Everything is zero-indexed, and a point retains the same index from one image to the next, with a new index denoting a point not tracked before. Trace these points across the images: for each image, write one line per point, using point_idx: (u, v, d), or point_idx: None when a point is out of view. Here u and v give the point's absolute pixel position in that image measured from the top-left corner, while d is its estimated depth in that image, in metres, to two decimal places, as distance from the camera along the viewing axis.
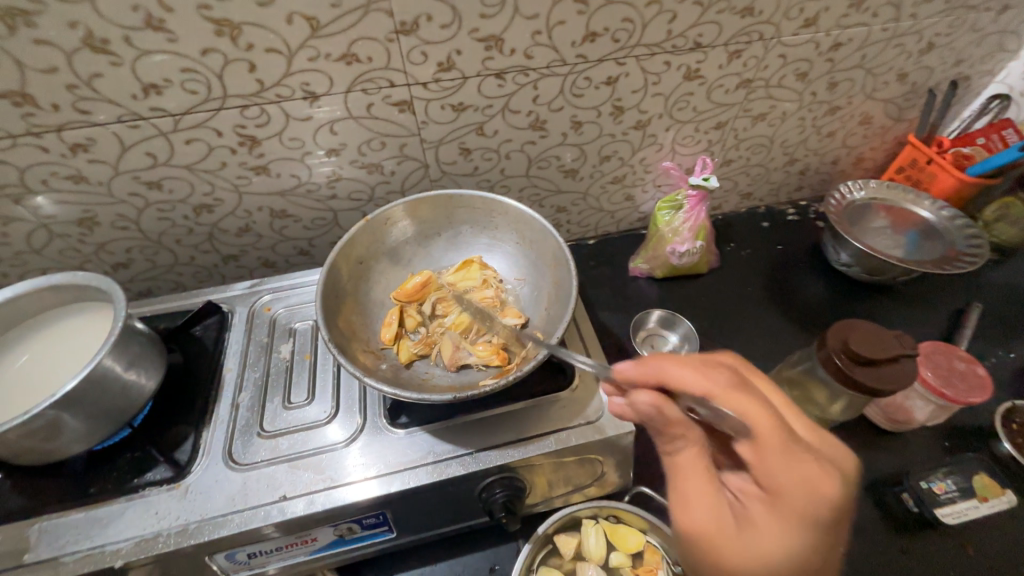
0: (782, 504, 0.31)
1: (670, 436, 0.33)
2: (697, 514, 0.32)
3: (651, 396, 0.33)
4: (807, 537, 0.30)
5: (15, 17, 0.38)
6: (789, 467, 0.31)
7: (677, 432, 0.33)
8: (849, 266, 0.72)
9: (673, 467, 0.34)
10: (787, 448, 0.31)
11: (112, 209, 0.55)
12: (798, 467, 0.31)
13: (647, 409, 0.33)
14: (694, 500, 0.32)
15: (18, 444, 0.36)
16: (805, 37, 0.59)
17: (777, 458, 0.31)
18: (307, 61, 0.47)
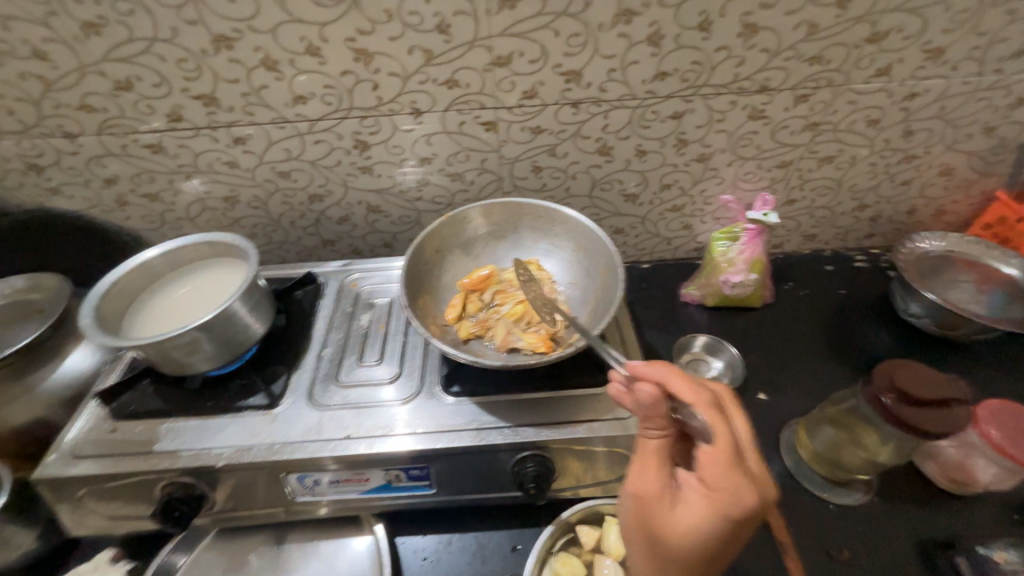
0: (712, 501, 0.33)
1: (645, 420, 0.37)
2: (643, 481, 0.36)
3: (645, 387, 0.37)
4: (721, 532, 0.33)
5: (222, 42, 0.52)
6: (729, 477, 0.33)
7: (651, 420, 0.37)
8: (918, 317, 0.69)
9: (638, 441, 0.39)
10: (733, 461, 0.33)
11: (250, 192, 0.68)
12: (736, 479, 0.33)
13: (637, 394, 0.37)
14: (643, 469, 0.37)
15: (168, 352, 0.46)
16: (877, 86, 0.61)
17: (721, 466, 0.33)
18: (417, 84, 0.57)
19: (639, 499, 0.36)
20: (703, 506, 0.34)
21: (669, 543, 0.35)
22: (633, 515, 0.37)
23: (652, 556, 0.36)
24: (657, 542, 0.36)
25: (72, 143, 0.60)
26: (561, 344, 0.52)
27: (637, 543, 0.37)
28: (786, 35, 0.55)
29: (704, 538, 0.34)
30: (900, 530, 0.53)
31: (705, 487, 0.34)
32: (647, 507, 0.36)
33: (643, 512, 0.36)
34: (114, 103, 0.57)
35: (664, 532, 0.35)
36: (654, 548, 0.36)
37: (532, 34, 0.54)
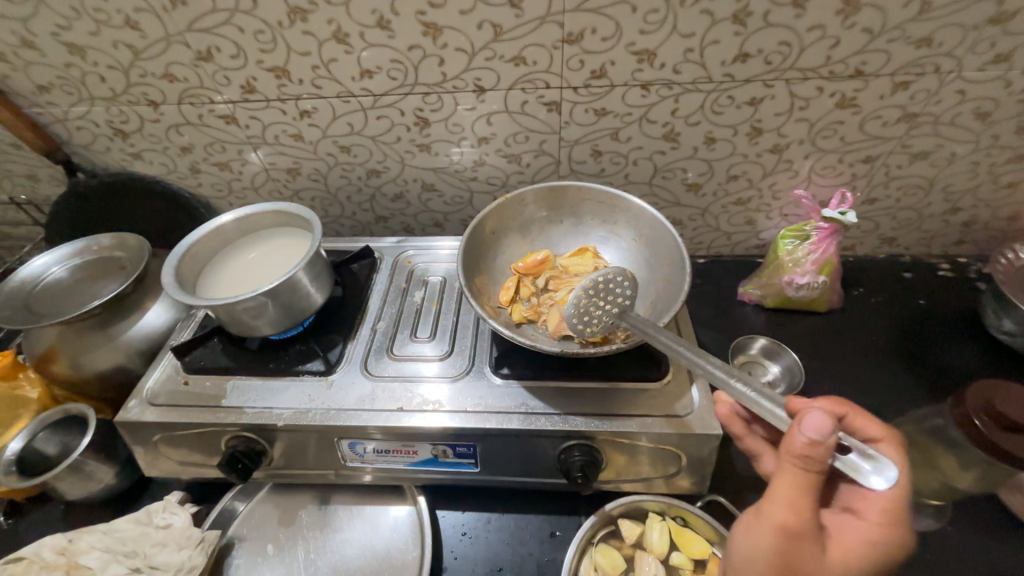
0: (872, 545, 0.35)
1: (818, 463, 0.34)
2: (800, 522, 0.34)
3: (833, 425, 0.33)
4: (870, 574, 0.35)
5: (297, 14, 0.53)
6: (892, 523, 0.35)
7: (825, 462, 0.33)
8: (1012, 335, 0.63)
9: (783, 475, 0.35)
10: (903, 512, 0.35)
11: (312, 164, 0.70)
12: (902, 529, 0.35)
13: (819, 434, 0.33)
14: (802, 510, 0.34)
15: (238, 314, 0.49)
16: (993, 74, 0.54)
17: (892, 515, 0.35)
18: (483, 60, 0.56)
19: (791, 538, 0.34)
20: (859, 549, 0.35)
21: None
22: (776, 556, 0.34)
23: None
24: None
25: (155, 111, 0.64)
26: (616, 335, 0.51)
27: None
28: (892, 13, 0.50)
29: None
30: (974, 564, 0.49)
31: (864, 532, 0.35)
32: (804, 548, 0.34)
33: (798, 553, 0.34)
34: (194, 72, 0.59)
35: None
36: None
37: (607, 9, 0.51)
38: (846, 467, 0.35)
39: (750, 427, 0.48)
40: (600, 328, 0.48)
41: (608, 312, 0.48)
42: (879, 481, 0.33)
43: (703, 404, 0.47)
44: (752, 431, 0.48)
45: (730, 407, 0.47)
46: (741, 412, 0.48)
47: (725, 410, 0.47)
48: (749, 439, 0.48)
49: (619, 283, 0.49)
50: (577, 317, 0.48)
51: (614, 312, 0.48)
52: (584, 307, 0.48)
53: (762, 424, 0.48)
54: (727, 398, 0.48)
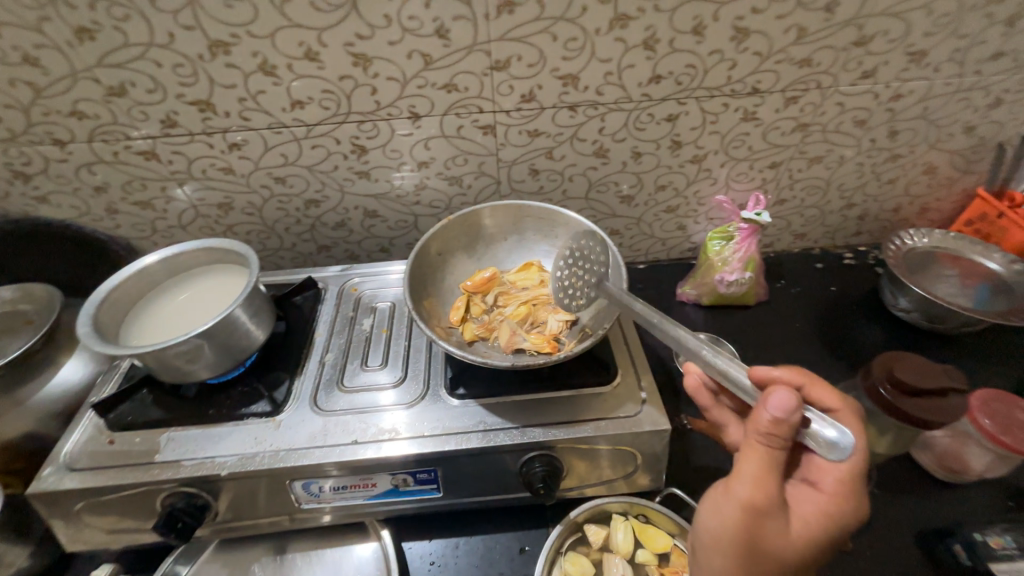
0: (826, 516, 0.37)
1: (781, 438, 0.37)
2: (764, 493, 0.37)
3: (796, 404, 0.36)
4: (827, 542, 0.38)
5: (218, 47, 0.52)
6: (847, 495, 0.37)
7: (786, 436, 0.36)
8: (908, 311, 0.72)
9: (751, 451, 0.39)
10: (856, 483, 0.38)
11: (246, 197, 0.67)
12: (856, 498, 0.37)
13: (782, 411, 0.36)
14: (766, 483, 0.37)
15: (169, 361, 0.46)
16: (863, 88, 0.63)
17: (845, 486, 0.37)
18: (416, 88, 0.57)
19: (755, 509, 0.37)
20: (816, 519, 0.38)
21: (782, 553, 0.37)
22: (741, 527, 0.37)
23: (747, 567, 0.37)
24: (766, 553, 0.37)
25: (61, 151, 0.59)
26: (565, 343, 0.53)
27: (732, 553, 0.38)
28: (777, 38, 0.57)
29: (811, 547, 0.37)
30: (899, 520, 0.55)
31: (820, 504, 0.38)
32: (767, 518, 0.37)
33: (759, 522, 0.37)
34: (106, 109, 0.56)
35: (778, 542, 0.37)
36: (759, 558, 0.37)
37: (530, 38, 0.54)
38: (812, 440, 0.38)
39: (716, 398, 0.52)
40: (585, 299, 0.54)
41: (590, 283, 0.54)
42: (841, 448, 0.36)
43: (652, 400, 0.50)
44: (719, 402, 0.53)
45: (698, 378, 0.52)
46: (708, 382, 0.52)
47: (693, 381, 0.52)
48: (717, 410, 0.52)
49: (590, 251, 0.55)
50: (563, 292, 0.56)
51: (593, 282, 0.53)
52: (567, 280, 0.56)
53: (727, 394, 0.52)
54: (695, 369, 0.53)
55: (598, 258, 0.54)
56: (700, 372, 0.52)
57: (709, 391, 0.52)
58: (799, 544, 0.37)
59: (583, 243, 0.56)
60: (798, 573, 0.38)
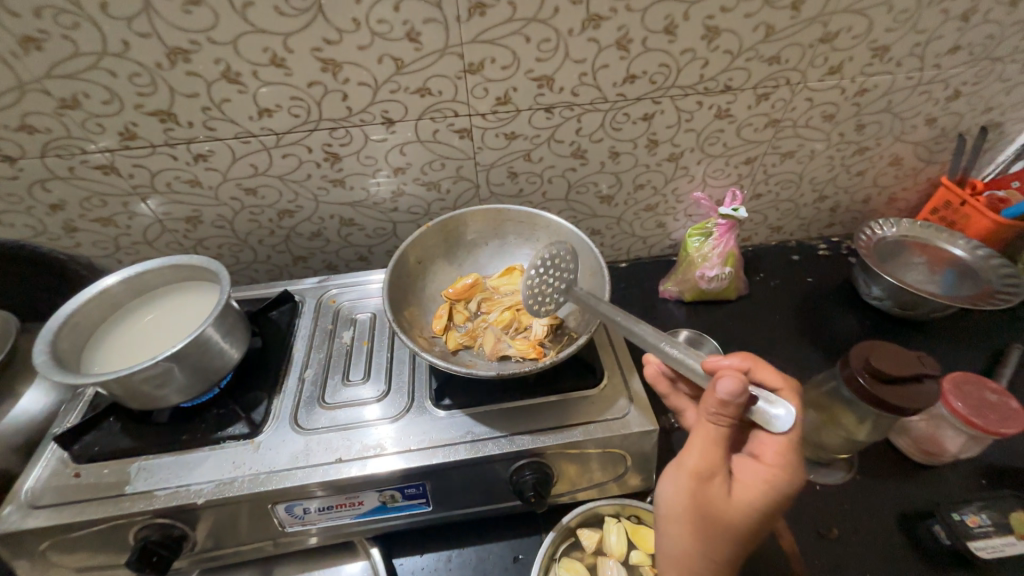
0: (768, 486, 0.36)
1: (728, 416, 0.36)
2: (709, 467, 0.37)
3: (742, 384, 0.35)
4: (772, 510, 0.37)
5: (177, 55, 0.50)
6: (787, 463, 0.37)
7: (732, 416, 0.36)
8: (881, 300, 0.74)
9: (700, 428, 0.38)
10: (795, 451, 0.37)
11: (215, 210, 0.65)
12: (797, 466, 0.36)
13: (727, 392, 0.35)
14: (712, 457, 0.37)
15: (136, 387, 0.43)
16: (831, 83, 0.64)
17: (784, 456, 0.36)
18: (388, 93, 0.56)
19: (701, 482, 0.37)
20: (758, 490, 0.37)
21: (729, 524, 0.37)
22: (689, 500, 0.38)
23: (699, 539, 0.38)
24: (715, 524, 0.37)
25: (11, 167, 0.56)
26: (550, 349, 0.52)
27: (685, 526, 0.38)
28: (747, 36, 0.57)
29: (757, 516, 0.37)
30: (881, 503, 0.56)
31: (761, 474, 0.37)
32: (715, 490, 0.37)
33: (709, 496, 0.37)
34: (58, 122, 0.53)
35: (726, 514, 0.37)
36: (710, 531, 0.37)
37: (503, 40, 0.53)
38: (756, 416, 0.38)
39: (674, 386, 0.53)
40: (554, 304, 0.54)
41: (559, 288, 0.54)
42: (784, 423, 0.36)
43: (639, 400, 0.50)
44: (677, 390, 0.53)
45: (657, 368, 0.53)
46: (668, 372, 0.53)
47: (652, 371, 0.53)
48: (675, 397, 0.53)
49: (563, 259, 0.54)
50: (532, 296, 0.54)
51: (562, 288, 0.53)
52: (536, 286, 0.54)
53: (685, 381, 0.52)
54: (654, 359, 0.54)
55: (569, 267, 0.54)
56: (659, 363, 0.53)
57: (668, 380, 0.53)
58: (743, 517, 0.37)
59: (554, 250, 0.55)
60: (743, 542, 0.38)
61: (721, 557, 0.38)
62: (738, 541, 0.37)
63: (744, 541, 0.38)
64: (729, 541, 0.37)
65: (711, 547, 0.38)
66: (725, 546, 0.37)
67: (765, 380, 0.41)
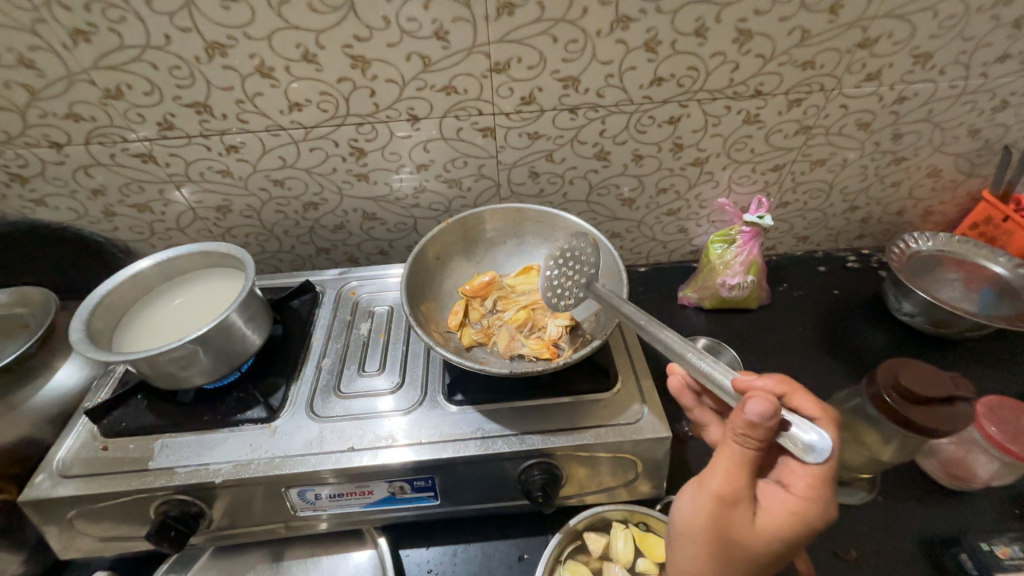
0: (794, 517, 0.35)
1: (756, 440, 0.35)
2: (734, 490, 0.36)
3: (771, 407, 0.33)
4: (796, 540, 0.36)
5: (215, 49, 0.51)
6: (816, 495, 0.35)
7: (761, 439, 0.34)
8: (912, 316, 0.71)
9: (725, 448, 0.37)
10: (828, 484, 0.35)
11: (243, 200, 0.67)
12: (826, 499, 0.35)
13: (756, 415, 0.33)
14: (737, 480, 0.36)
15: (163, 366, 0.45)
16: (867, 90, 0.62)
17: (816, 488, 0.35)
18: (415, 90, 0.57)
19: (723, 505, 0.36)
20: (783, 519, 0.35)
21: (747, 549, 0.36)
22: (711, 521, 0.37)
23: (716, 561, 0.37)
24: (735, 547, 0.36)
25: (58, 153, 0.59)
26: (564, 349, 0.52)
27: (702, 547, 0.37)
28: (780, 40, 0.56)
29: (779, 545, 0.36)
30: (904, 528, 0.54)
31: (788, 504, 0.36)
32: (736, 514, 0.36)
33: (729, 519, 0.36)
34: (102, 111, 0.55)
35: (745, 539, 0.36)
36: (728, 554, 0.36)
37: (529, 40, 0.54)
38: (788, 442, 0.35)
39: (699, 400, 0.52)
40: (574, 299, 0.53)
41: (580, 283, 0.53)
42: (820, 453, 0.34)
43: (652, 406, 0.50)
44: (701, 403, 0.52)
45: (681, 379, 0.52)
46: (692, 384, 0.52)
47: (676, 381, 0.52)
48: (700, 411, 0.52)
49: (584, 253, 0.54)
50: (551, 291, 0.54)
51: (583, 283, 0.53)
52: (556, 280, 0.54)
53: (709, 396, 0.52)
54: (679, 370, 0.52)
55: (589, 260, 0.53)
56: (685, 373, 0.52)
57: (692, 393, 0.52)
58: (765, 544, 0.36)
59: (573, 243, 0.55)
60: (763, 568, 0.37)
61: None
62: (756, 567, 0.36)
63: (762, 568, 0.37)
64: (747, 566, 0.36)
65: (727, 570, 0.37)
66: (741, 570, 0.37)
67: (801, 407, 0.39)
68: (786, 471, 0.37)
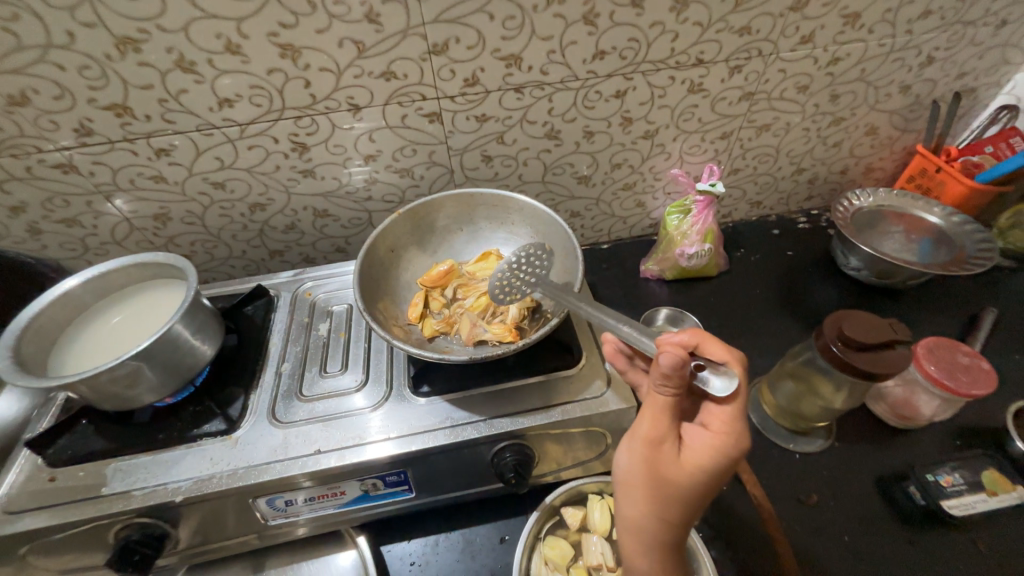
0: (716, 451, 0.36)
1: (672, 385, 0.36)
2: (659, 432, 0.37)
3: (680, 355, 0.34)
4: (721, 474, 0.37)
5: (126, 44, 0.48)
6: (734, 429, 0.36)
7: (677, 382, 0.35)
8: (858, 270, 0.74)
9: (650, 398, 0.38)
10: (741, 417, 0.37)
11: (183, 206, 0.63)
12: (742, 432, 0.37)
13: (670, 365, 0.34)
14: (662, 422, 0.37)
15: (105, 388, 0.43)
16: (803, 53, 0.63)
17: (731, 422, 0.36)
18: (353, 78, 0.55)
19: (651, 448, 0.37)
20: (707, 456, 0.36)
21: (679, 488, 0.37)
22: (642, 466, 0.37)
23: (653, 504, 0.37)
24: (667, 487, 0.37)
25: None
26: (527, 331, 0.52)
27: (640, 493, 0.38)
28: (715, 7, 0.56)
29: (706, 480, 0.36)
30: (860, 468, 0.57)
31: (710, 441, 0.37)
32: (665, 454, 0.37)
33: (659, 460, 0.37)
34: (8, 120, 0.51)
35: (675, 478, 0.37)
36: (662, 495, 0.37)
37: (465, 19, 0.52)
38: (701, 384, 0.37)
39: (632, 362, 0.49)
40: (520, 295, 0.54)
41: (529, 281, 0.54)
42: (726, 388, 0.36)
43: (616, 379, 0.50)
44: (636, 365, 0.49)
45: (613, 346, 0.49)
46: (625, 348, 0.49)
47: (608, 349, 0.49)
48: (634, 374, 0.49)
49: (537, 257, 0.56)
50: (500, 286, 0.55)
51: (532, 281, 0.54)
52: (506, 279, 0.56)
53: (643, 356, 0.49)
54: (611, 337, 0.49)
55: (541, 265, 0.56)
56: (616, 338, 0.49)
57: (625, 356, 0.49)
58: (693, 482, 0.36)
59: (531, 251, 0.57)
60: (696, 505, 0.37)
61: (675, 519, 0.37)
62: (690, 505, 0.37)
63: (696, 505, 0.37)
64: (681, 504, 0.37)
65: (664, 510, 0.37)
66: (677, 508, 0.37)
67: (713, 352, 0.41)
68: (706, 413, 0.38)
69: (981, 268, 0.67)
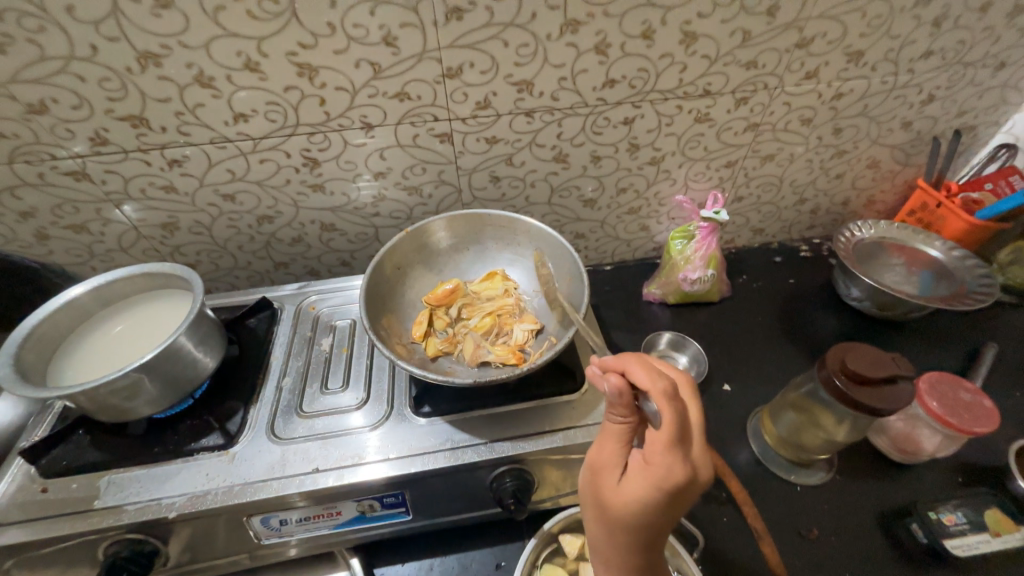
0: (645, 480, 0.32)
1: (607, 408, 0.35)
2: (601, 456, 0.36)
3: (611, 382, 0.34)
4: (657, 507, 0.32)
5: (148, 59, 0.48)
6: (666, 459, 0.32)
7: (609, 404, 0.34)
8: (860, 300, 0.75)
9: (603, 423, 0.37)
10: (676, 446, 0.32)
11: (191, 217, 0.64)
12: (678, 463, 0.32)
13: (607, 391, 0.34)
14: (605, 446, 0.36)
15: (105, 399, 0.42)
16: (807, 88, 0.65)
17: (661, 451, 0.32)
18: (367, 98, 0.56)
19: (594, 472, 0.36)
20: (637, 487, 0.33)
21: (615, 515, 0.34)
22: (588, 487, 0.36)
23: (597, 526, 0.36)
24: (606, 514, 0.35)
25: None
26: (530, 354, 0.52)
27: (589, 514, 0.37)
28: (723, 41, 0.57)
29: (644, 512, 0.33)
30: (861, 503, 0.57)
31: (643, 471, 0.33)
32: (604, 479, 0.35)
33: (599, 486, 0.35)
34: (25, 127, 0.51)
35: (613, 507, 0.34)
36: (604, 520, 0.35)
37: (480, 45, 0.53)
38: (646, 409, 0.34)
39: None
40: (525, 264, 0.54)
41: None
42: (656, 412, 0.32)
43: None
44: None
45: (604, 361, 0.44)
46: None
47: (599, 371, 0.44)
48: None
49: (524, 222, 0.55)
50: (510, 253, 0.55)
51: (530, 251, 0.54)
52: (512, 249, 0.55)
53: None
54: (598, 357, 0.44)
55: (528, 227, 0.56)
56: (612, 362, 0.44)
57: None
58: (627, 513, 0.33)
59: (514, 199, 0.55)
60: (638, 536, 0.34)
61: (620, 546, 0.35)
62: (629, 535, 0.34)
63: (639, 535, 0.34)
64: (621, 532, 0.34)
65: (609, 535, 0.35)
66: (619, 536, 0.34)
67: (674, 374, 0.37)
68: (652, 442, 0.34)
69: (982, 304, 0.67)
